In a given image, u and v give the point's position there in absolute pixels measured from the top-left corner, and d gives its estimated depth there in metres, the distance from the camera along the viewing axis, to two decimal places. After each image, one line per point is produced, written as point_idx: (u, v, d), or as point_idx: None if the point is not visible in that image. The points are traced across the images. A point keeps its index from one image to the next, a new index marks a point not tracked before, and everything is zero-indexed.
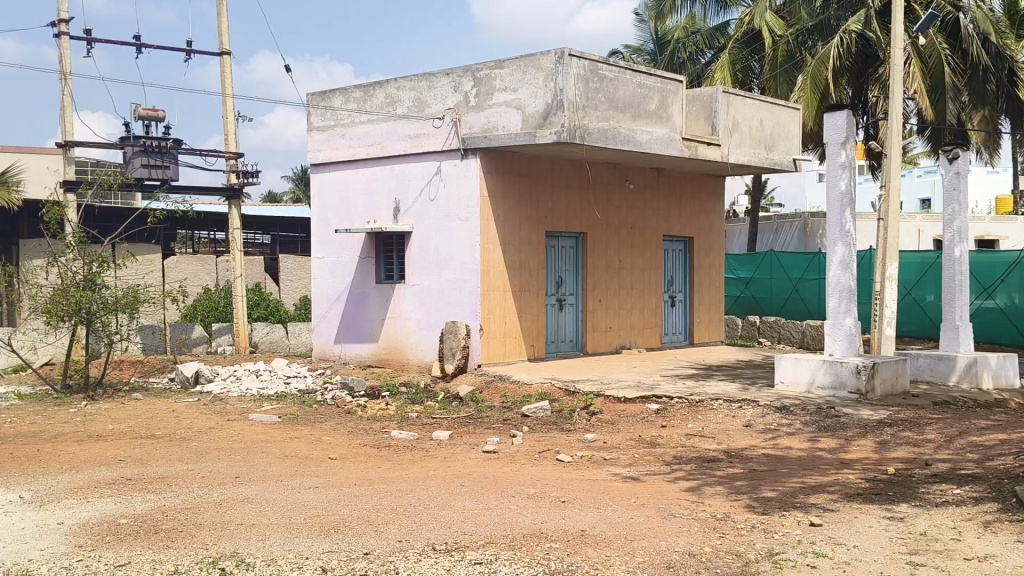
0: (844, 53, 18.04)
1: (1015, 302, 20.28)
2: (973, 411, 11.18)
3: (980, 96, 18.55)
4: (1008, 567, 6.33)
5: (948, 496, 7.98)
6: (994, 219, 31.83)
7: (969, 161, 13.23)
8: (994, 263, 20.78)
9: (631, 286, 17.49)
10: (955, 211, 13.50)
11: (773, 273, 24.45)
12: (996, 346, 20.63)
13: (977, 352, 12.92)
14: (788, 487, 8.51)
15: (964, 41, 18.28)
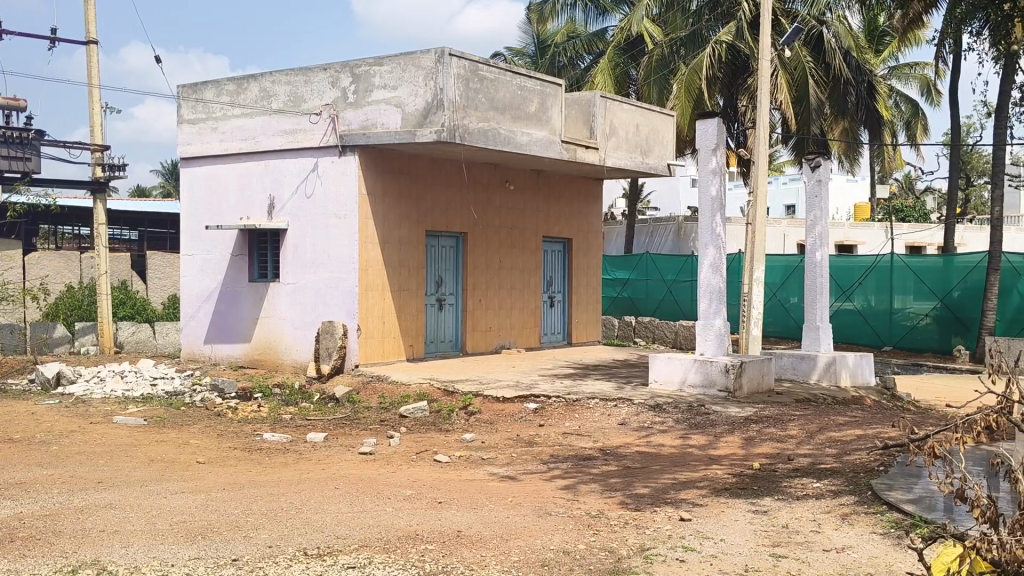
0: (715, 63, 18.85)
1: (871, 304, 21.47)
2: (832, 408, 11.76)
3: (841, 108, 19.59)
4: (864, 557, 6.67)
5: (808, 490, 8.36)
6: (852, 226, 33.50)
7: (830, 170, 13.84)
8: (851, 267, 21.94)
9: (511, 286, 17.61)
10: (816, 218, 14.11)
11: (648, 275, 25.10)
12: (853, 346, 21.79)
13: (836, 352, 13.60)
14: (660, 483, 8.73)
15: (827, 55, 19.10)
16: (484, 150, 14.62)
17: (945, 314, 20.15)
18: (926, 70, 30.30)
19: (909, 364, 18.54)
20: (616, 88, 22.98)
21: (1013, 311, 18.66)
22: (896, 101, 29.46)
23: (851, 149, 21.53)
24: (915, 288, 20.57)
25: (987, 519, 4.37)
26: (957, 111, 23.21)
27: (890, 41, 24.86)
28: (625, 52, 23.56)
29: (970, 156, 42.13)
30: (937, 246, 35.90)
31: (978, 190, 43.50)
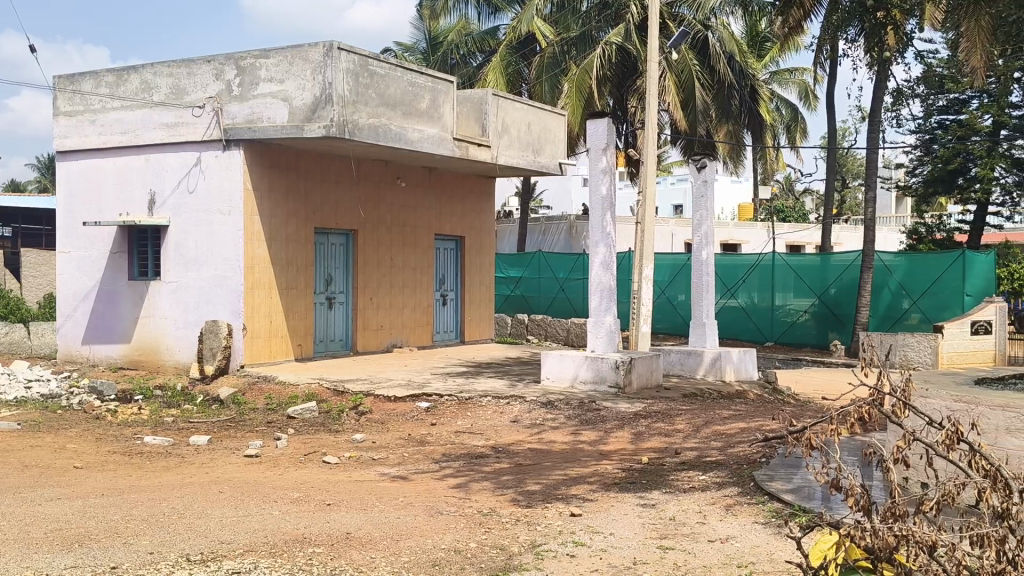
0: (605, 64, 19.24)
1: (754, 301, 22.17)
2: (718, 402, 12.07)
3: (724, 110, 20.09)
4: (746, 547, 6.88)
5: (694, 482, 8.57)
6: (737, 225, 34.53)
7: (716, 171, 14.19)
8: (735, 266, 22.53)
9: (403, 285, 17.47)
10: (702, 217, 14.48)
11: (541, 273, 25.30)
12: (737, 341, 22.51)
13: (721, 347, 13.97)
14: (551, 480, 8.80)
15: (712, 59, 19.62)
16: (374, 146, 14.44)
17: (823, 310, 21.00)
18: (804, 76, 31.51)
19: (790, 359, 19.22)
20: (508, 86, 23.06)
21: (885, 307, 19.55)
22: (777, 105, 30.49)
23: (736, 151, 22.10)
24: (795, 285, 21.34)
25: (860, 507, 4.54)
26: (833, 116, 24.20)
27: (771, 47, 25.73)
28: (517, 51, 23.64)
29: (845, 160, 44.07)
30: (815, 245, 37.41)
31: (853, 192, 45.59)
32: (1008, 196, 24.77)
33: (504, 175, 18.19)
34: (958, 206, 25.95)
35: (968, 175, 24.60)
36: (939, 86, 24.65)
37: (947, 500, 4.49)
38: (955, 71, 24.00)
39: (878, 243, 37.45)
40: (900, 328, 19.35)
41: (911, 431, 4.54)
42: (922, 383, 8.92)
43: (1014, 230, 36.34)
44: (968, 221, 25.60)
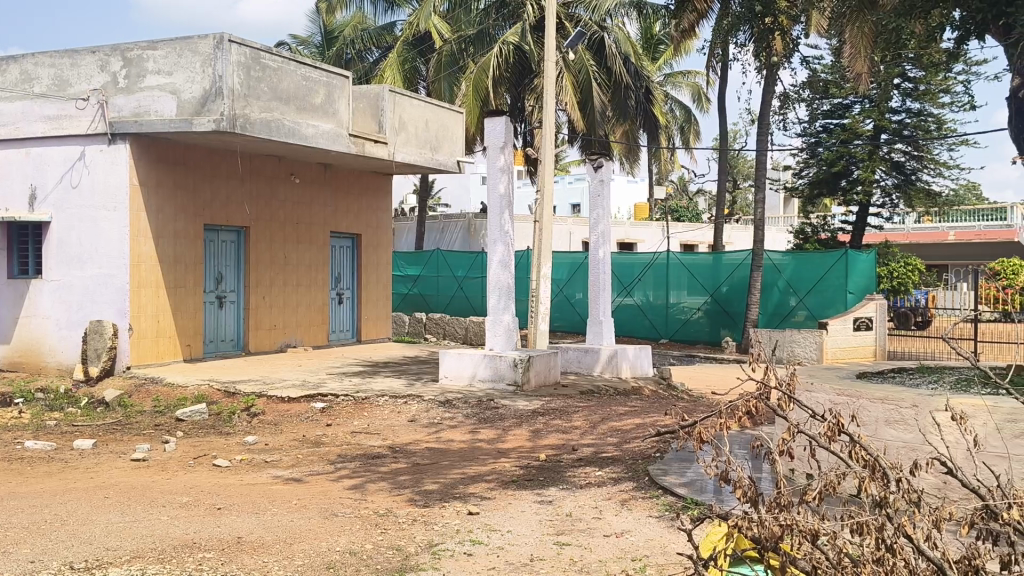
0: (503, 64, 19.03)
1: (649, 299, 22.65)
2: (613, 399, 12.23)
3: (621, 111, 20.10)
4: (641, 540, 7.00)
5: (591, 478, 8.67)
6: (633, 225, 35.14)
7: (612, 170, 14.35)
8: (632, 265, 22.94)
9: (297, 283, 17.15)
10: (599, 216, 14.64)
11: (439, 271, 25.22)
12: (633, 338, 22.95)
13: (617, 345, 14.17)
14: (449, 479, 8.76)
15: (608, 61, 19.70)
16: (267, 142, 14.12)
17: (715, 308, 21.51)
18: (697, 79, 32.30)
19: (684, 356, 19.64)
20: (405, 82, 22.93)
21: (774, 305, 20.12)
22: (671, 106, 31.13)
23: (631, 151, 22.41)
24: (688, 284, 21.88)
25: (747, 499, 4.62)
26: (725, 118, 24.83)
27: (664, 50, 26.46)
28: (414, 47, 23.50)
29: (735, 161, 45.42)
30: (708, 245, 38.39)
31: (743, 192, 46.96)
32: (887, 198, 26.05)
33: (401, 172, 18.03)
34: (841, 208, 27.02)
35: (850, 178, 25.71)
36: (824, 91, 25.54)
37: (829, 489, 4.62)
38: (839, 77, 24.93)
39: (766, 242, 38.71)
40: (787, 325, 19.97)
41: (795, 423, 4.62)
42: (807, 378, 9.25)
43: (892, 230, 38.05)
44: (850, 223, 26.67)
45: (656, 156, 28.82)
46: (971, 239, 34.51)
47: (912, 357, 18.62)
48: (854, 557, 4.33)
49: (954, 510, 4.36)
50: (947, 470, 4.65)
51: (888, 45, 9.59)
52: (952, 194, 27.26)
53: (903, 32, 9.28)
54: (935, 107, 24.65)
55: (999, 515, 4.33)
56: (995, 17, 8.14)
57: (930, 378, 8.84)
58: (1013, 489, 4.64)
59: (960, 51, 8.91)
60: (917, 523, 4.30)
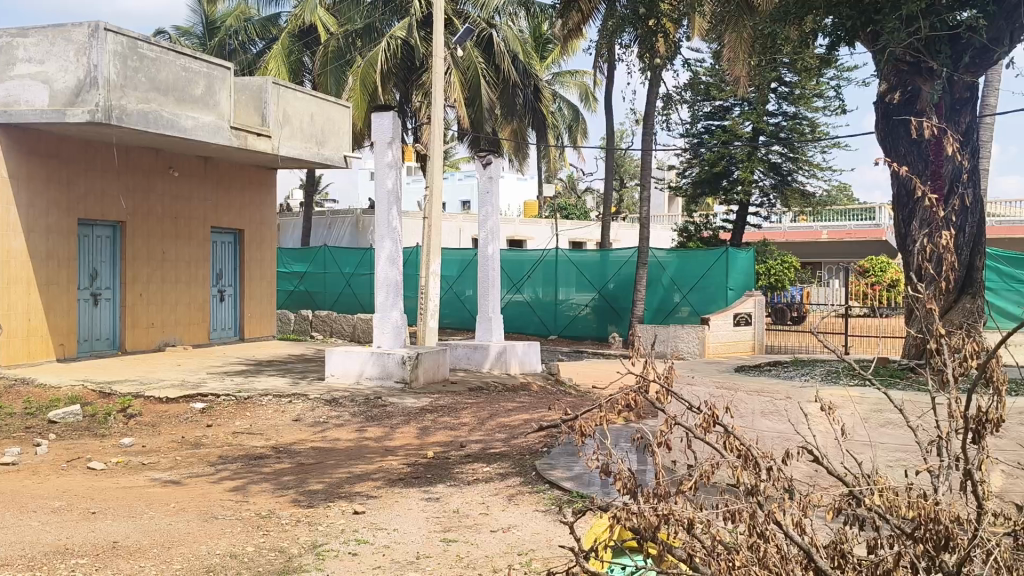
0: (390, 58, 19.00)
1: (538, 296, 23.02)
2: (502, 395, 12.29)
3: (510, 109, 20.49)
4: (526, 534, 7.06)
5: (478, 474, 8.70)
6: (522, 222, 35.36)
7: (501, 168, 14.36)
8: (521, 262, 23.33)
9: (176, 279, 16.64)
10: (488, 212, 14.65)
11: (326, 267, 24.87)
12: (523, 334, 23.37)
13: (507, 341, 14.25)
14: (334, 478, 8.64)
15: (497, 57, 19.81)
16: (145, 134, 13.65)
17: (603, 304, 21.74)
18: (584, 79, 32.85)
19: (572, 352, 19.90)
20: (290, 74, 22.56)
21: (658, 301, 20.66)
22: (559, 106, 31.54)
23: (519, 149, 22.49)
24: (577, 281, 22.20)
25: (627, 491, 4.67)
26: (611, 118, 25.27)
27: (552, 49, 26.76)
28: (300, 40, 23.16)
29: (622, 161, 46.36)
30: (595, 242, 39.02)
31: (629, 191, 47.98)
32: (765, 198, 27.06)
33: (286, 166, 17.71)
34: (722, 207, 27.79)
35: (730, 178, 26.52)
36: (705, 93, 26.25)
37: (704, 479, 4.77)
38: (719, 80, 25.65)
39: (651, 240, 39.61)
40: (671, 320, 20.49)
41: (672, 415, 4.66)
42: (687, 371, 9.47)
43: (770, 229, 39.45)
44: (730, 222, 27.49)
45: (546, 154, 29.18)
46: (843, 239, 36.10)
47: (789, 351, 19.30)
48: (728, 545, 4.43)
49: (820, 497, 4.51)
50: (814, 458, 4.81)
51: (764, 52, 9.97)
52: (825, 194, 28.44)
53: (779, 38, 9.51)
54: (809, 110, 25.67)
55: (863, 501, 4.50)
56: (864, 25, 8.35)
57: (802, 371, 9.18)
58: (874, 475, 4.84)
59: (832, 56, 9.17)
60: (787, 510, 4.43)
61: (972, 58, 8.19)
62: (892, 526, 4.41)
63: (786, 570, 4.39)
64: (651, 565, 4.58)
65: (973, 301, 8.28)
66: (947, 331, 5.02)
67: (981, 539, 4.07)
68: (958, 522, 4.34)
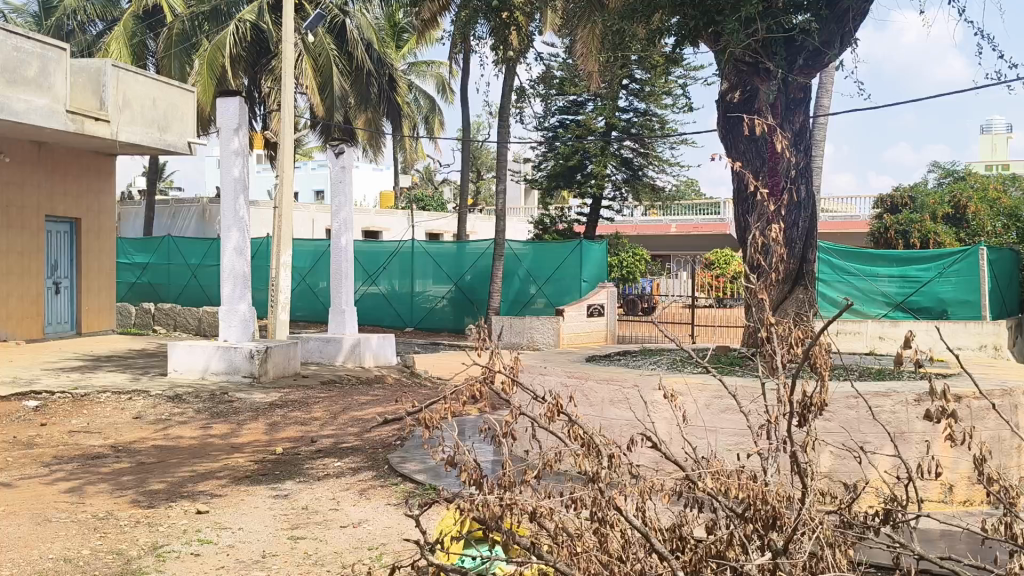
0: (239, 41, 18.42)
1: (395, 288, 22.76)
2: (354, 388, 12.14)
3: (363, 97, 20.13)
4: (377, 529, 7.00)
5: (329, 470, 8.56)
6: (377, 213, 35.11)
7: (354, 158, 14.18)
8: (375, 253, 23.00)
9: (7, 271, 15.69)
10: (342, 202, 14.43)
11: (171, 259, 24.01)
12: (379, 326, 23.09)
13: (360, 334, 14.13)
14: (177, 477, 8.33)
15: (350, 45, 19.56)
16: None
17: (459, 296, 21.95)
18: (440, 70, 32.88)
19: (428, 344, 19.89)
20: (133, 58, 21.62)
21: (515, 293, 21.01)
22: (415, 97, 31.51)
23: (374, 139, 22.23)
24: (433, 273, 22.20)
25: (472, 483, 4.58)
26: (467, 109, 25.36)
27: (408, 38, 26.71)
28: (142, 21, 22.19)
29: (478, 153, 46.66)
30: (452, 234, 39.12)
31: (486, 183, 48.43)
32: (617, 191, 27.76)
33: (125, 151, 16.94)
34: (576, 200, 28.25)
35: (585, 171, 27.00)
36: (559, 88, 26.64)
37: (548, 466, 4.82)
38: (573, 76, 26.07)
39: (508, 232, 40.03)
40: (527, 311, 20.83)
41: (516, 405, 4.60)
42: (534, 359, 9.58)
43: (623, 221, 40.44)
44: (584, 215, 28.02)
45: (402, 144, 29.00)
46: (690, 232, 37.43)
47: (638, 341, 19.81)
48: (571, 531, 4.48)
49: (658, 482, 4.59)
50: (652, 444, 4.89)
51: (614, 48, 10.15)
52: (674, 189, 29.39)
53: (628, 35, 9.74)
54: (659, 107, 26.45)
55: (699, 485, 4.60)
56: (707, 25, 8.61)
57: (650, 359, 9.45)
58: (708, 460, 4.97)
59: (679, 54, 9.34)
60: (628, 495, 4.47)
61: (805, 61, 8.64)
62: (725, 508, 4.53)
63: (628, 555, 4.47)
64: (497, 556, 4.53)
65: (806, 291, 8.73)
66: (775, 321, 5.23)
67: (805, 518, 4.25)
68: (784, 499, 4.51)
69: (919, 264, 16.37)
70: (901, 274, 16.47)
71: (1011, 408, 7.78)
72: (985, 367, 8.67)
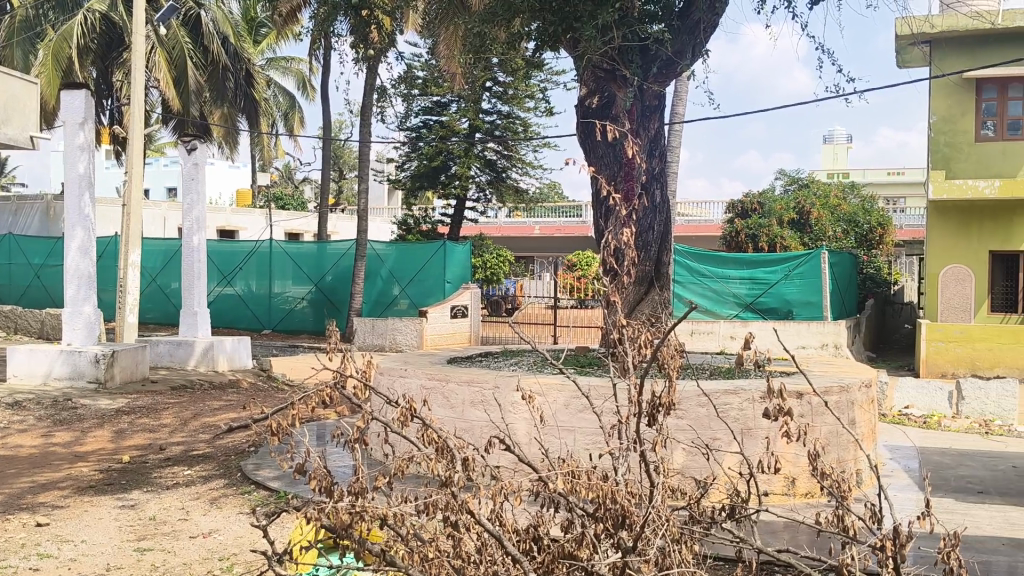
0: (88, 33, 17.81)
1: (251, 288, 22.28)
2: (207, 393, 11.79)
3: (218, 93, 19.75)
4: (228, 538, 6.81)
5: (179, 478, 8.28)
6: (233, 212, 34.19)
7: (207, 154, 13.71)
8: (231, 253, 22.44)
9: None
10: (194, 201, 13.94)
11: (12, 259, 22.88)
12: (234, 329, 22.51)
13: (214, 337, 13.82)
14: (15, 488, 7.88)
15: (204, 38, 18.93)
16: None
17: (319, 297, 21.69)
18: (300, 66, 32.36)
19: (286, 347, 19.51)
20: None
21: (377, 293, 20.85)
22: (274, 93, 30.96)
23: (230, 136, 21.53)
24: (293, 273, 21.83)
25: (322, 489, 4.43)
26: (328, 107, 24.98)
27: (266, 34, 26.38)
28: None
29: (339, 151, 46.08)
30: (312, 233, 38.51)
31: (348, 182, 47.97)
32: (481, 193, 27.92)
33: None
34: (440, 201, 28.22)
35: (448, 172, 27.06)
36: (421, 88, 26.50)
37: (400, 471, 4.72)
38: (436, 76, 25.98)
39: (371, 232, 39.79)
40: (389, 312, 20.73)
41: (367, 409, 4.43)
42: (392, 361, 9.52)
43: (487, 223, 40.66)
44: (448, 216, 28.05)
45: (260, 142, 28.37)
46: (552, 234, 38.05)
47: (500, 342, 20.00)
48: (424, 535, 4.40)
49: (511, 483, 4.54)
50: (506, 445, 4.84)
51: (475, 50, 10.14)
52: (536, 191, 29.74)
53: (487, 38, 9.79)
54: (521, 111, 26.72)
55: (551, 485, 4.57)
56: (564, 30, 8.71)
57: (510, 361, 9.53)
58: (563, 460, 4.97)
59: (539, 58, 9.41)
60: (481, 497, 4.40)
61: (659, 69, 8.84)
62: (577, 508, 4.52)
63: (482, 557, 4.41)
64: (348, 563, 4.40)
65: (661, 293, 8.92)
66: (624, 323, 5.28)
67: (654, 514, 4.27)
68: (634, 498, 4.54)
69: (766, 266, 17.13)
70: (750, 277, 17.17)
71: (848, 404, 8.20)
72: (825, 365, 9.13)
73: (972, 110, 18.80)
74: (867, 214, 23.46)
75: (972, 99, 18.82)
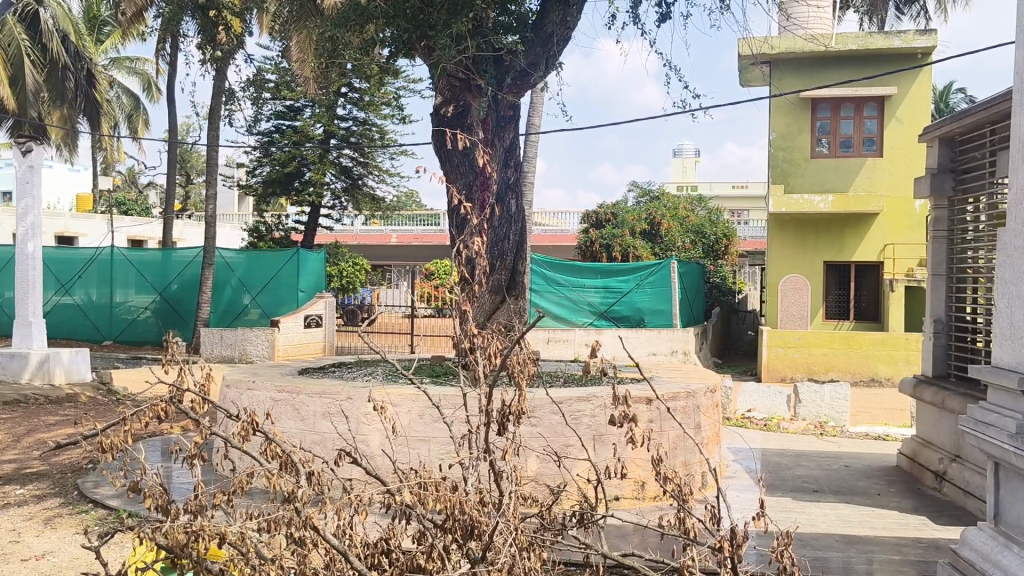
0: None
1: (91, 298, 21.26)
2: (43, 408, 11.19)
3: (59, 93, 18.59)
4: (63, 561, 6.46)
5: (9, 498, 7.81)
6: (73, 216, 32.64)
7: (44, 156, 13.01)
8: (69, 260, 21.36)
9: None
10: (29, 204, 13.22)
11: None
12: (72, 340, 21.42)
13: (50, 348, 13.17)
14: None
15: (43, 36, 18.12)
16: None
17: (164, 306, 21.05)
18: (145, 66, 31.18)
19: (130, 358, 18.73)
20: None
21: (226, 303, 20.29)
22: (116, 94, 29.73)
23: (68, 137, 20.81)
24: (136, 281, 21.08)
25: (158, 508, 4.20)
26: (175, 109, 24.11)
27: (110, 32, 25.11)
28: None
29: (186, 156, 44.54)
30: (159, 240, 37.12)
31: (195, 188, 46.40)
32: (336, 200, 27.65)
33: None
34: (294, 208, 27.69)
35: (302, 179, 26.58)
36: (273, 92, 25.92)
37: (241, 487, 4.52)
38: (289, 80, 25.49)
39: (221, 239, 38.70)
40: (240, 322, 20.23)
41: (204, 423, 4.22)
42: (238, 372, 9.26)
43: (343, 231, 40.16)
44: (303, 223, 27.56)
45: (103, 143, 27.15)
46: (410, 242, 37.98)
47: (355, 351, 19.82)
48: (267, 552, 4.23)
49: (357, 496, 4.40)
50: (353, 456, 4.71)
51: (326, 53, 9.96)
52: (394, 200, 29.56)
53: (341, 43, 9.67)
54: (378, 117, 26.55)
55: (399, 498, 4.46)
56: (419, 38, 8.68)
57: (363, 371, 9.43)
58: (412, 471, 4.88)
59: (394, 65, 9.37)
60: (327, 511, 4.25)
61: (513, 80, 8.97)
62: (426, 520, 4.42)
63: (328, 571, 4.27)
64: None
65: (516, 301, 9.01)
66: (473, 333, 5.23)
67: (502, 522, 4.22)
68: (484, 508, 4.47)
69: (620, 275, 17.55)
70: (604, 286, 17.55)
71: (693, 409, 8.46)
72: (671, 371, 9.43)
73: (808, 128, 19.84)
74: (714, 226, 24.63)
75: (808, 118, 19.85)
